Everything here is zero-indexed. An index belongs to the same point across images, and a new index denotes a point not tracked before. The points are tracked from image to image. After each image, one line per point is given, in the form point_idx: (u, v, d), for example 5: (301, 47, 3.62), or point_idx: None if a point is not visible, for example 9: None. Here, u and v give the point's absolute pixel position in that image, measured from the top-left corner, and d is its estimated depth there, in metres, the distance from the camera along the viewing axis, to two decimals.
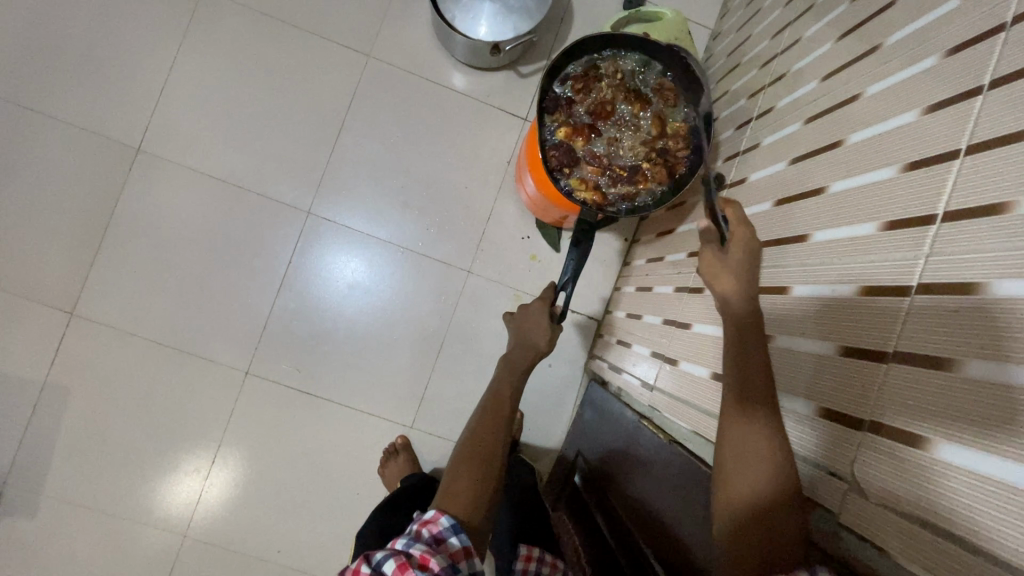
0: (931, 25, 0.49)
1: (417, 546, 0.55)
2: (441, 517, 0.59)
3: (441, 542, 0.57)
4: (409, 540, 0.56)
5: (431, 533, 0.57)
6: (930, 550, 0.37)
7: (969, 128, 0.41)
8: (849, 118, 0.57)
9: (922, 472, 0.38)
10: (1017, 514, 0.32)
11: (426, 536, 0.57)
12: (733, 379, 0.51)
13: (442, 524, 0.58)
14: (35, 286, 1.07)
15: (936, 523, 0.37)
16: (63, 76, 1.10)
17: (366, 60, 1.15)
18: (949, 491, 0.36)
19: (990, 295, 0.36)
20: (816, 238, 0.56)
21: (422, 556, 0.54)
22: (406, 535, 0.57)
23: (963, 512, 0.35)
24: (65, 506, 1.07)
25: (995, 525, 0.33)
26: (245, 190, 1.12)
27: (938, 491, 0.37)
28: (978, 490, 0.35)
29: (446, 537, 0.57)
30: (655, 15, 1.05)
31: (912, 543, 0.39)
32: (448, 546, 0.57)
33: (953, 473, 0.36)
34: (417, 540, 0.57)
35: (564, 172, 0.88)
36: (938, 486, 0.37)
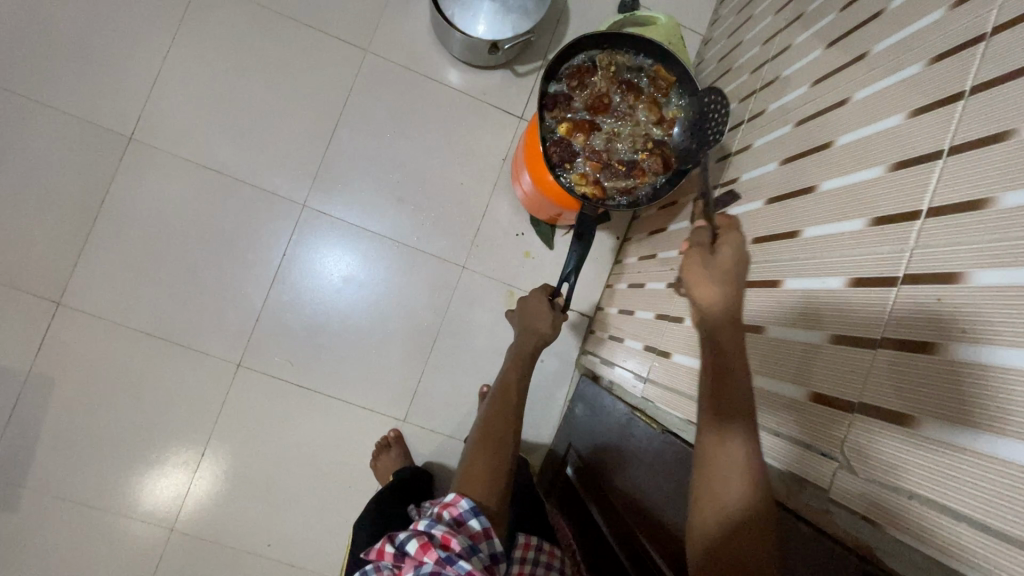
0: (916, 34, 0.52)
1: (438, 527, 0.57)
2: (461, 499, 0.60)
3: (462, 524, 0.58)
4: (431, 521, 0.58)
5: (452, 515, 0.59)
6: (926, 526, 0.39)
7: (951, 131, 0.44)
8: (838, 121, 0.60)
9: (921, 457, 0.40)
10: (1012, 488, 0.34)
11: (447, 518, 0.59)
12: (707, 384, 0.51)
13: (461, 506, 0.60)
14: (20, 275, 1.05)
15: (930, 498, 0.39)
16: (55, 60, 1.08)
17: (363, 55, 1.15)
18: (945, 473, 0.38)
19: (968, 285, 0.39)
20: (807, 233, 0.59)
21: (443, 536, 0.55)
22: (429, 516, 0.59)
23: (959, 489, 0.37)
24: (48, 499, 1.05)
25: (992, 500, 0.35)
26: (238, 182, 1.12)
27: (934, 471, 0.39)
28: (974, 468, 0.36)
29: (466, 520, 0.59)
30: (649, 20, 1.08)
31: (904, 519, 0.41)
32: (470, 527, 0.58)
33: (944, 451, 0.38)
34: (439, 521, 0.58)
35: (565, 168, 0.89)
36: (932, 463, 0.39)
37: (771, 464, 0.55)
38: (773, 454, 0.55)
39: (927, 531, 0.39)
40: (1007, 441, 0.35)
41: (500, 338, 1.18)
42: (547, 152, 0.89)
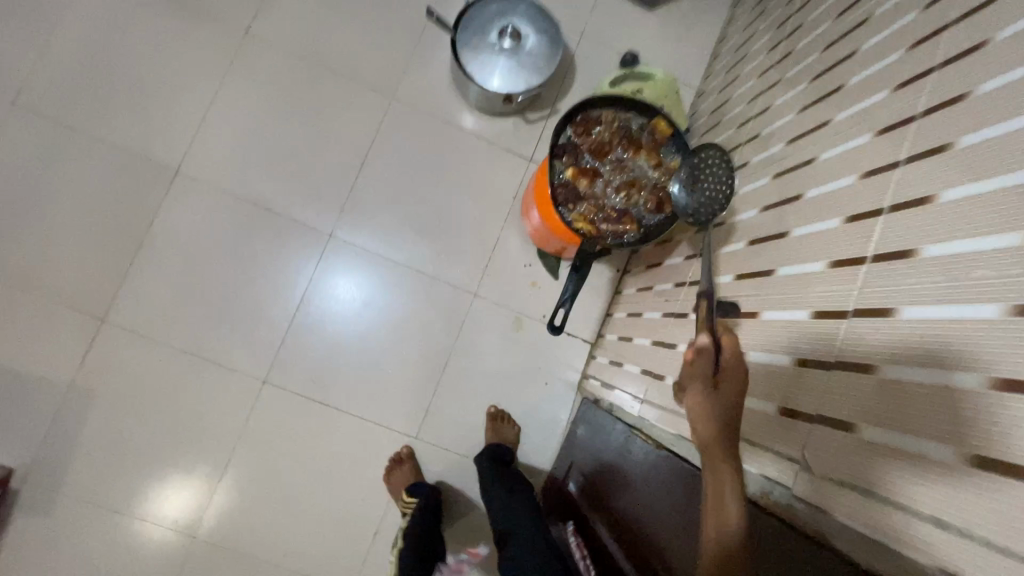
0: (869, 109, 0.63)
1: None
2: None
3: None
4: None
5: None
6: (867, 512, 0.47)
7: (891, 192, 0.54)
8: (808, 177, 0.70)
9: (865, 454, 0.48)
10: (927, 476, 0.42)
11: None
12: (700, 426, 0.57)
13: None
14: (69, 294, 1.15)
15: (870, 489, 0.47)
16: (113, 101, 1.20)
17: (390, 101, 1.28)
18: (883, 469, 0.46)
19: (899, 318, 0.48)
20: (780, 272, 0.68)
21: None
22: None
23: (892, 480, 0.45)
24: (81, 505, 1.12)
25: (914, 487, 0.43)
26: (273, 213, 1.22)
27: (869, 464, 0.47)
28: (900, 462, 0.44)
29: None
30: (648, 76, 1.20)
31: (851, 506, 0.49)
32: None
33: (879, 450, 0.46)
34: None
35: (568, 207, 0.99)
36: (871, 461, 0.47)
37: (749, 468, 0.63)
38: (750, 460, 0.63)
39: (868, 515, 0.47)
40: (929, 443, 0.42)
41: (508, 361, 1.27)
42: (555, 193, 0.99)
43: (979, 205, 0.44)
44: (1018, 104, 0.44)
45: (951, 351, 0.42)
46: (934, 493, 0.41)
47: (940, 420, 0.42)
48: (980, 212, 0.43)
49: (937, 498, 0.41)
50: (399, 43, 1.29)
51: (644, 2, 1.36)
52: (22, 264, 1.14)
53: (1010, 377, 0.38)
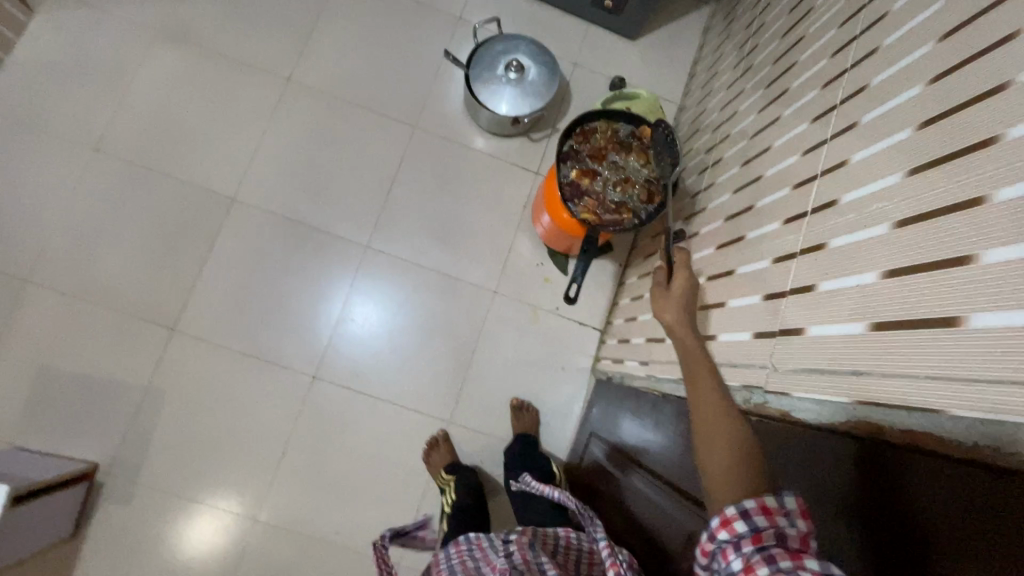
0: (805, 104, 0.81)
1: (751, 527, 0.51)
2: (773, 499, 0.53)
3: (786, 533, 0.50)
4: (743, 515, 0.52)
5: (771, 523, 0.51)
6: (817, 385, 0.59)
7: (820, 162, 0.71)
8: (766, 161, 0.87)
9: (815, 343, 0.60)
10: (856, 343, 0.54)
11: (763, 523, 0.51)
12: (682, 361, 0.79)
13: (772, 503, 0.52)
14: (144, 309, 1.32)
15: (819, 367, 0.59)
16: (177, 143, 1.40)
17: (413, 130, 1.48)
18: (828, 349, 0.58)
19: (828, 247, 0.63)
20: (749, 236, 0.84)
21: (757, 539, 0.50)
22: (739, 506, 0.52)
23: (835, 354, 0.57)
24: (157, 494, 1.26)
25: (849, 354, 0.55)
26: (316, 230, 1.41)
27: (820, 347, 0.59)
28: (839, 340, 0.57)
29: (788, 522, 0.51)
30: (634, 95, 1.40)
31: (807, 385, 0.60)
32: (799, 536, 0.50)
33: (823, 337, 0.59)
34: (750, 522, 0.51)
35: (575, 202, 1.16)
36: (819, 346, 0.59)
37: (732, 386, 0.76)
38: (732, 379, 0.75)
39: (818, 385, 0.58)
40: (855, 321, 0.55)
41: (527, 350, 1.42)
42: (562, 190, 1.16)
43: (876, 160, 0.60)
44: (894, 88, 0.61)
45: (863, 259, 0.57)
46: (861, 353, 0.53)
47: (862, 302, 0.55)
48: (877, 164, 0.60)
49: (865, 353, 0.53)
50: (418, 81, 1.50)
51: (627, 34, 1.57)
52: (105, 284, 1.32)
53: (900, 264, 0.52)
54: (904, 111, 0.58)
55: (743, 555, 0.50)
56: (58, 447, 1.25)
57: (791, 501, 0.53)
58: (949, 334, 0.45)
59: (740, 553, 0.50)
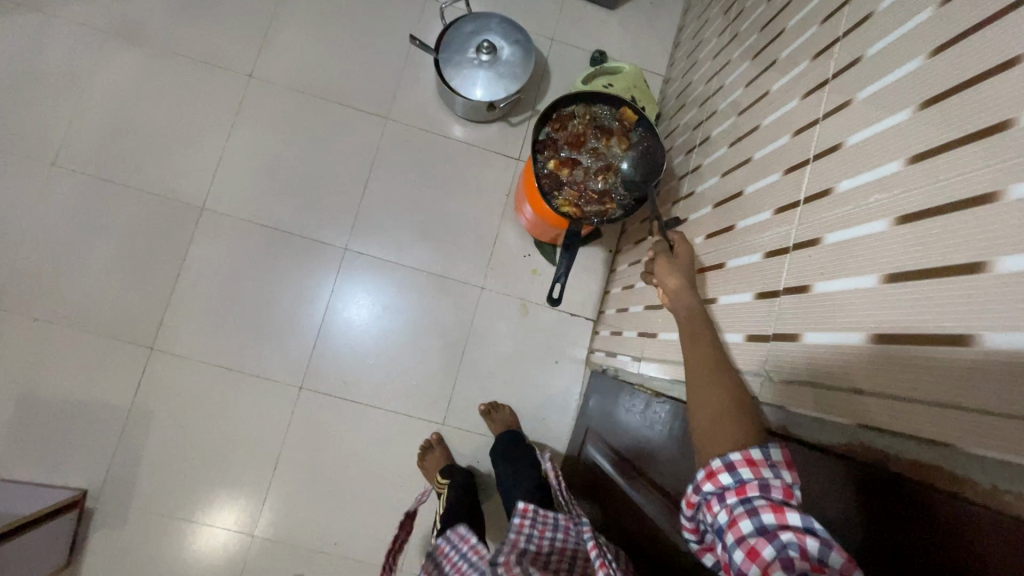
0: (795, 77, 0.73)
1: (736, 479, 0.53)
2: (757, 451, 0.54)
3: (770, 484, 0.51)
4: (728, 467, 0.54)
5: (757, 474, 0.52)
6: (811, 400, 0.55)
7: (813, 144, 0.65)
8: (755, 141, 0.81)
9: (806, 354, 0.56)
10: (850, 360, 0.50)
11: (748, 476, 0.53)
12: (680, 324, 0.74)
13: (756, 455, 0.53)
14: (120, 328, 1.28)
15: (813, 381, 0.55)
16: (139, 151, 1.33)
17: (385, 122, 1.40)
18: (821, 362, 0.54)
19: (821, 244, 0.58)
20: (738, 225, 0.78)
21: (741, 490, 0.52)
22: (723, 458, 0.54)
23: (829, 369, 0.53)
24: (150, 516, 1.24)
25: (843, 370, 0.51)
26: (292, 235, 1.35)
27: (810, 359, 0.55)
28: (832, 353, 0.53)
29: (773, 473, 0.52)
30: (616, 69, 1.31)
31: (801, 398, 0.56)
32: (782, 487, 0.51)
33: (815, 348, 0.55)
34: (734, 474, 0.53)
35: (554, 195, 1.11)
36: (810, 358, 0.55)
37: None
38: None
39: (812, 399, 0.55)
40: (848, 333, 0.51)
41: (518, 345, 1.38)
42: (541, 184, 1.11)
43: (875, 144, 0.54)
44: (893, 61, 0.54)
45: (860, 260, 0.51)
46: (856, 371, 0.49)
47: (856, 312, 0.50)
48: (876, 149, 0.53)
49: (857, 370, 0.49)
50: (388, 69, 1.42)
51: (606, 4, 1.48)
52: (77, 305, 1.27)
53: (901, 268, 0.46)
54: (907, 87, 0.51)
55: (727, 505, 0.53)
56: (43, 475, 1.22)
57: (775, 452, 0.53)
58: (955, 360, 0.40)
59: (724, 504, 0.53)
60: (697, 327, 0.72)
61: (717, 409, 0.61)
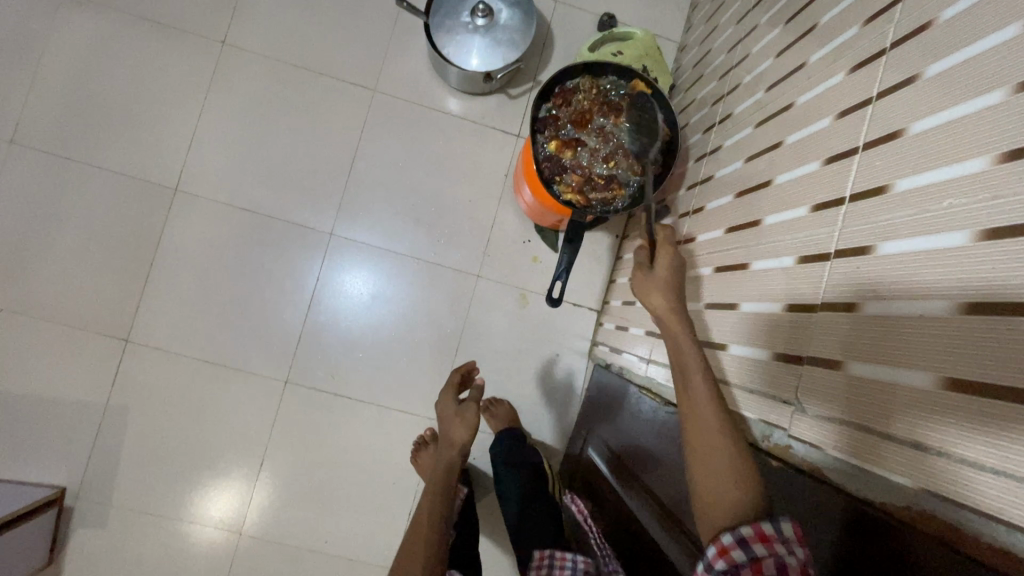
0: (839, 47, 0.62)
1: (750, 557, 0.48)
2: (769, 523, 0.49)
3: (787, 562, 0.47)
4: (740, 543, 0.49)
5: (772, 551, 0.47)
6: (857, 443, 0.48)
7: (863, 131, 0.54)
8: (787, 122, 0.70)
9: (850, 388, 0.49)
10: (908, 405, 0.43)
11: (763, 552, 0.47)
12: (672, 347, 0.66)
13: (769, 529, 0.48)
14: (92, 319, 1.20)
15: (860, 423, 0.48)
16: (105, 128, 1.22)
17: (372, 94, 1.28)
18: (872, 402, 0.46)
19: (875, 255, 0.49)
20: (767, 221, 0.68)
21: (758, 570, 0.47)
22: (734, 532, 0.49)
23: (883, 413, 0.45)
24: (131, 515, 1.19)
25: (901, 417, 0.43)
26: (273, 219, 1.25)
27: (859, 399, 0.48)
28: (883, 392, 0.45)
29: (787, 549, 0.47)
30: (627, 35, 1.18)
31: (846, 440, 0.49)
32: (798, 566, 0.47)
33: (860, 382, 0.48)
34: (748, 550, 0.48)
35: (556, 180, 1.01)
36: (855, 393, 0.48)
37: (748, 415, 0.65)
38: (749, 407, 0.65)
39: (858, 444, 0.48)
40: (909, 372, 0.43)
41: (517, 338, 1.30)
42: (541, 168, 1.01)
43: (949, 133, 0.44)
44: (976, 28, 0.43)
45: (926, 279, 0.43)
46: (920, 420, 0.42)
47: (919, 348, 0.42)
48: (951, 141, 0.43)
49: (925, 424, 0.41)
50: (375, 35, 1.29)
51: None
52: (46, 294, 1.19)
53: (982, 296, 0.38)
54: (996, 62, 0.41)
55: None
56: (18, 473, 1.16)
57: (786, 527, 0.48)
58: None
59: None
60: (691, 360, 0.63)
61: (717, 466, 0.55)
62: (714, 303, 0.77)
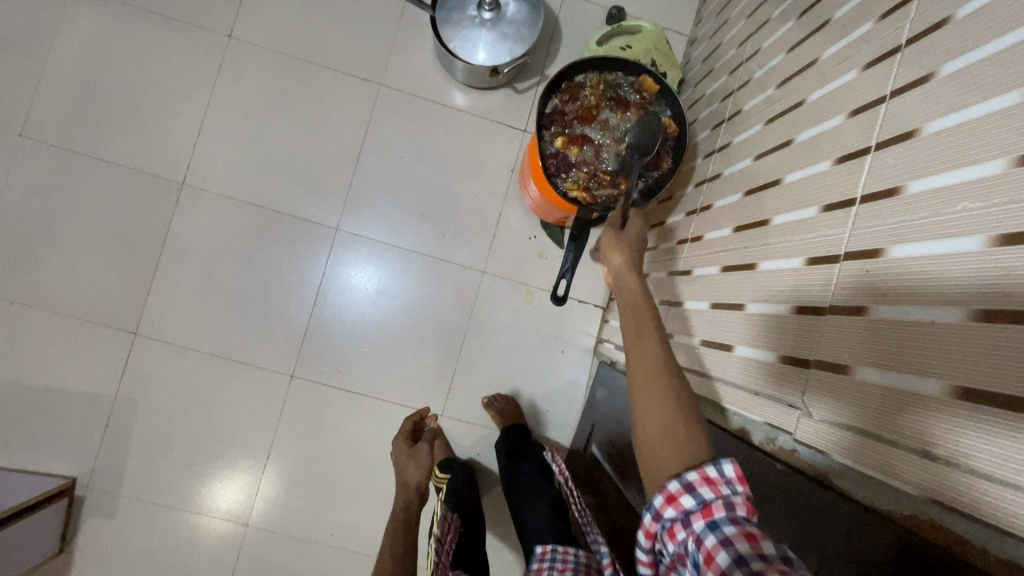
0: (853, 44, 0.61)
1: (699, 501, 0.47)
2: (713, 467, 0.48)
3: (732, 504, 0.46)
4: (688, 489, 0.48)
5: (717, 495, 0.47)
6: (864, 450, 0.47)
7: (876, 130, 0.53)
8: (798, 120, 0.68)
9: (858, 393, 0.48)
10: (916, 412, 0.42)
11: (710, 496, 0.47)
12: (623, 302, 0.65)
13: (713, 473, 0.48)
14: (101, 312, 1.21)
15: (869, 430, 0.47)
16: (113, 122, 1.23)
17: (378, 88, 1.28)
18: (880, 408, 0.46)
19: (885, 258, 0.48)
20: (776, 221, 0.67)
21: (706, 514, 0.46)
22: (681, 478, 0.48)
23: (892, 419, 0.44)
24: (139, 506, 1.21)
25: (909, 425, 0.43)
26: (279, 214, 1.25)
27: (867, 404, 0.47)
28: (891, 398, 0.45)
29: (731, 490, 0.47)
30: (636, 29, 1.16)
31: (853, 447, 0.49)
32: (743, 503, 0.46)
33: (866, 387, 0.47)
34: (696, 495, 0.47)
35: (562, 176, 1.01)
36: (863, 397, 0.47)
37: (754, 418, 0.64)
38: (755, 409, 0.64)
39: (865, 451, 0.47)
40: (917, 377, 0.43)
41: (522, 333, 1.29)
42: (546, 165, 1.00)
43: (963, 135, 0.43)
44: (994, 26, 0.42)
45: (937, 286, 0.42)
46: (928, 428, 0.41)
47: (929, 353, 0.42)
48: (965, 142, 0.42)
49: (934, 432, 0.41)
50: (381, 28, 1.28)
51: None
52: (55, 288, 1.20)
53: (994, 304, 0.37)
54: (1012, 63, 0.40)
55: (693, 532, 0.47)
56: (29, 463, 1.18)
57: (729, 469, 0.47)
58: None
59: (690, 531, 0.47)
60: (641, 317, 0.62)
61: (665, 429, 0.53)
62: (720, 304, 0.77)
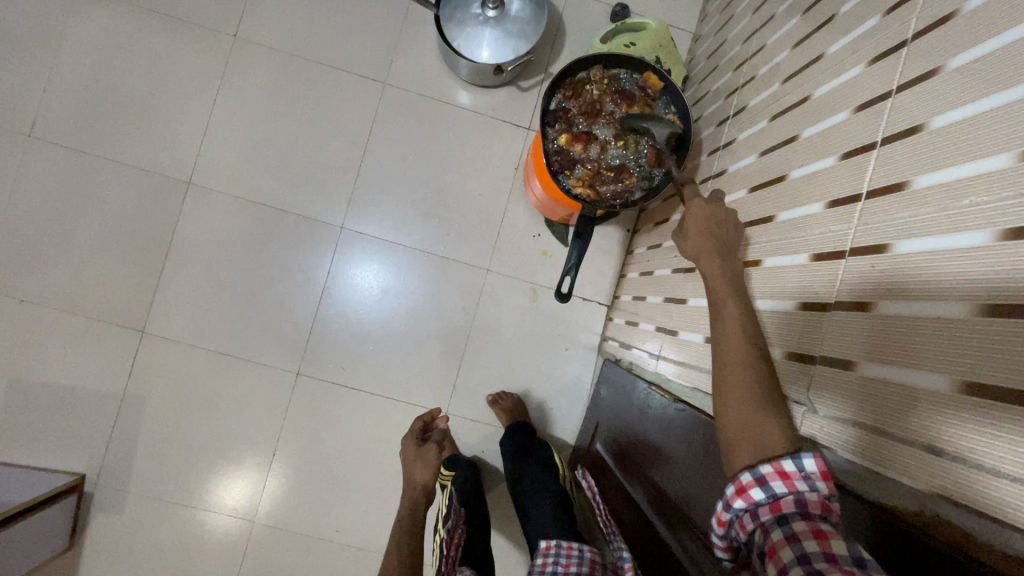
0: (858, 39, 0.60)
1: (769, 495, 0.47)
2: (790, 461, 0.48)
3: (806, 499, 0.46)
4: (759, 482, 0.48)
5: (791, 489, 0.47)
6: (872, 446, 0.47)
7: (882, 125, 0.53)
8: (803, 116, 0.68)
9: (865, 387, 0.48)
10: (924, 408, 0.42)
11: (782, 490, 0.47)
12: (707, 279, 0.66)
13: (788, 466, 0.48)
14: (109, 311, 1.22)
15: (876, 425, 0.47)
16: (120, 122, 1.24)
17: (382, 87, 1.28)
18: (887, 403, 0.45)
19: (890, 254, 0.48)
20: (781, 218, 0.67)
21: (777, 508, 0.47)
22: (753, 470, 0.49)
23: (900, 414, 0.44)
24: (147, 502, 1.22)
25: (916, 420, 0.42)
26: (285, 213, 1.26)
27: (874, 399, 0.47)
28: (898, 394, 0.44)
29: (808, 487, 0.47)
30: (641, 25, 1.16)
31: (861, 443, 0.48)
32: (819, 500, 0.46)
33: (872, 382, 0.47)
34: (767, 489, 0.48)
35: (566, 174, 1.01)
36: (870, 391, 0.47)
37: None
38: None
39: (873, 446, 0.47)
40: (924, 373, 0.42)
41: (526, 331, 1.29)
42: (550, 162, 1.00)
43: (970, 130, 0.42)
44: (1001, 20, 0.42)
45: (943, 281, 0.42)
46: (936, 424, 0.41)
47: (935, 348, 0.41)
48: (973, 137, 0.42)
49: (943, 428, 0.40)
50: (386, 27, 1.29)
51: None
52: (65, 287, 1.21)
53: (1001, 301, 0.37)
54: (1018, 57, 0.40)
55: (761, 524, 0.47)
56: (39, 460, 1.20)
57: (810, 463, 0.47)
58: None
59: (758, 523, 0.47)
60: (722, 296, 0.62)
61: (751, 417, 0.52)
62: None
